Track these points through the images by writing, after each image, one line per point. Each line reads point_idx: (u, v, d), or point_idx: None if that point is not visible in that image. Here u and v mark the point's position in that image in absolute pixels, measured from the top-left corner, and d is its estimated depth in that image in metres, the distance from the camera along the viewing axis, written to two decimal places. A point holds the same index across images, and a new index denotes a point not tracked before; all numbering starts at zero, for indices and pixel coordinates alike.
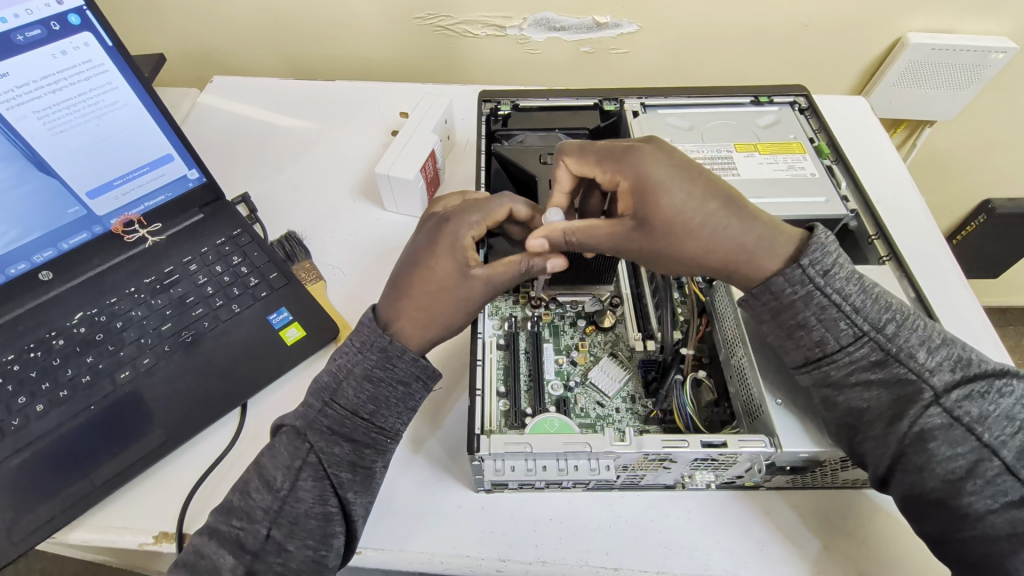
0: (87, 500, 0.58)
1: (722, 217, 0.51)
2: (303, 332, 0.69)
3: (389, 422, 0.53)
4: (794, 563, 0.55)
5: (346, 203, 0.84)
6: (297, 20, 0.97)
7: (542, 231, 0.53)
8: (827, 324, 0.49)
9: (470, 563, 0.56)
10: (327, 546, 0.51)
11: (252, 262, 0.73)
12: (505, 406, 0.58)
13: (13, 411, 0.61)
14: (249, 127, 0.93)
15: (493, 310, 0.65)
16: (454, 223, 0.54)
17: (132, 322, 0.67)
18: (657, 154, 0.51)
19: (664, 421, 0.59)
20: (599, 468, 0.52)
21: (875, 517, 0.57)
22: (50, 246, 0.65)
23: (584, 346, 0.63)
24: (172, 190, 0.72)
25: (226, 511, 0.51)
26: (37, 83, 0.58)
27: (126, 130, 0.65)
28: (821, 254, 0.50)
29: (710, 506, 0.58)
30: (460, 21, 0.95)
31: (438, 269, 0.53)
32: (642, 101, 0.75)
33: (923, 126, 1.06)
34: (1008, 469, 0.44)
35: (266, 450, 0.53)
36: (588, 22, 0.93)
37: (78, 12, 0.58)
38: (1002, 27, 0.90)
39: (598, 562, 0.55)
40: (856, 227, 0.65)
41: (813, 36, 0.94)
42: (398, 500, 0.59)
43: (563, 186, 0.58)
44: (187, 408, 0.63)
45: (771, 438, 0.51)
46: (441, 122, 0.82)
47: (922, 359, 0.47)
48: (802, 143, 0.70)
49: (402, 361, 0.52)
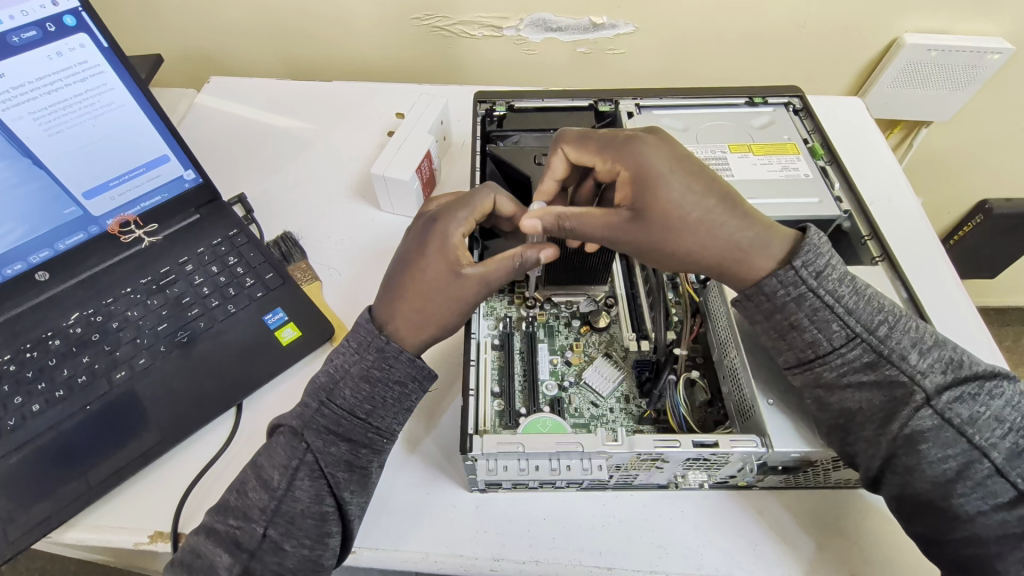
0: (83, 500, 0.58)
1: (720, 214, 0.51)
2: (298, 332, 0.69)
3: (384, 422, 0.53)
4: (787, 563, 0.55)
5: (343, 203, 0.84)
6: (294, 20, 0.98)
7: (536, 213, 0.53)
8: (819, 325, 0.49)
9: (465, 563, 0.56)
10: (323, 545, 0.51)
11: (248, 262, 0.73)
12: (500, 406, 0.58)
13: (10, 411, 0.61)
14: (246, 128, 0.93)
15: (487, 310, 0.65)
16: (444, 222, 0.54)
17: (129, 322, 0.67)
18: (659, 147, 0.52)
19: (658, 421, 0.59)
20: (592, 468, 0.53)
21: (868, 517, 0.57)
22: (46, 246, 0.65)
23: (578, 346, 0.64)
24: (169, 190, 0.72)
25: (221, 511, 0.51)
26: (32, 84, 0.58)
27: (122, 131, 0.65)
28: (814, 255, 0.50)
29: (703, 506, 0.58)
30: (457, 21, 0.95)
31: (429, 270, 0.53)
32: (637, 101, 0.76)
33: (920, 126, 1.07)
34: (998, 470, 0.45)
35: (262, 450, 0.53)
36: (585, 23, 0.94)
37: (74, 13, 0.58)
38: (997, 28, 0.90)
39: (592, 562, 0.56)
40: (850, 227, 0.66)
41: (809, 37, 0.94)
42: (393, 500, 0.59)
43: (557, 174, 0.58)
44: (183, 408, 0.64)
45: (763, 438, 0.51)
46: (438, 122, 0.83)
47: (914, 361, 0.47)
48: (796, 143, 0.70)
49: (398, 362, 0.52)
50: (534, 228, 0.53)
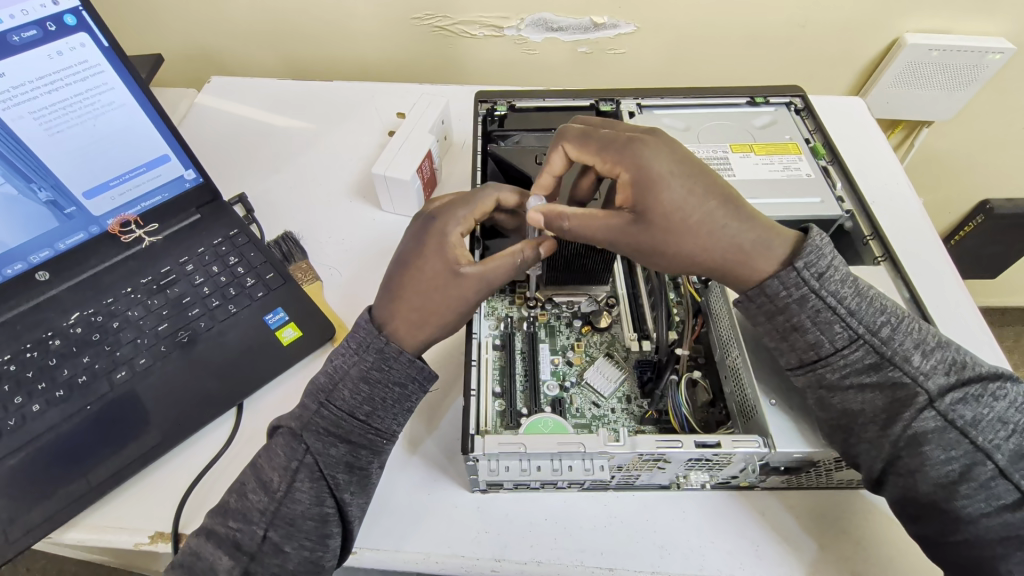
0: (84, 500, 0.58)
1: (721, 216, 0.51)
2: (299, 332, 0.69)
3: (384, 423, 0.53)
4: (788, 563, 0.55)
5: (344, 202, 0.84)
6: (295, 21, 0.98)
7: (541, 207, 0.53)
8: (822, 326, 0.49)
9: (466, 563, 0.56)
10: (323, 546, 0.51)
11: (249, 262, 0.73)
12: (501, 407, 0.58)
13: (10, 411, 0.61)
14: (247, 127, 0.93)
15: (489, 310, 0.65)
16: (442, 220, 0.54)
17: (129, 322, 0.67)
18: (660, 148, 0.51)
19: (660, 421, 0.59)
20: (593, 468, 0.52)
21: (869, 517, 0.57)
22: (46, 246, 0.65)
23: (580, 346, 0.63)
24: (169, 190, 0.72)
25: (221, 513, 0.51)
26: (32, 83, 0.58)
27: (121, 130, 0.65)
28: (816, 256, 0.50)
29: (704, 506, 0.58)
30: (457, 21, 0.95)
31: (428, 269, 0.53)
32: (638, 101, 0.76)
33: (921, 126, 1.06)
34: (1001, 472, 0.45)
35: (262, 451, 0.53)
36: (586, 22, 0.94)
37: (75, 13, 0.58)
38: (999, 28, 0.90)
39: (594, 562, 0.55)
40: (851, 227, 0.65)
41: (811, 37, 0.94)
42: (393, 501, 0.59)
43: (555, 169, 0.58)
44: (182, 408, 0.63)
45: (765, 438, 0.51)
46: (438, 121, 0.83)
47: (917, 362, 0.47)
48: (797, 143, 0.70)
49: (398, 362, 0.52)
50: (539, 220, 0.53)
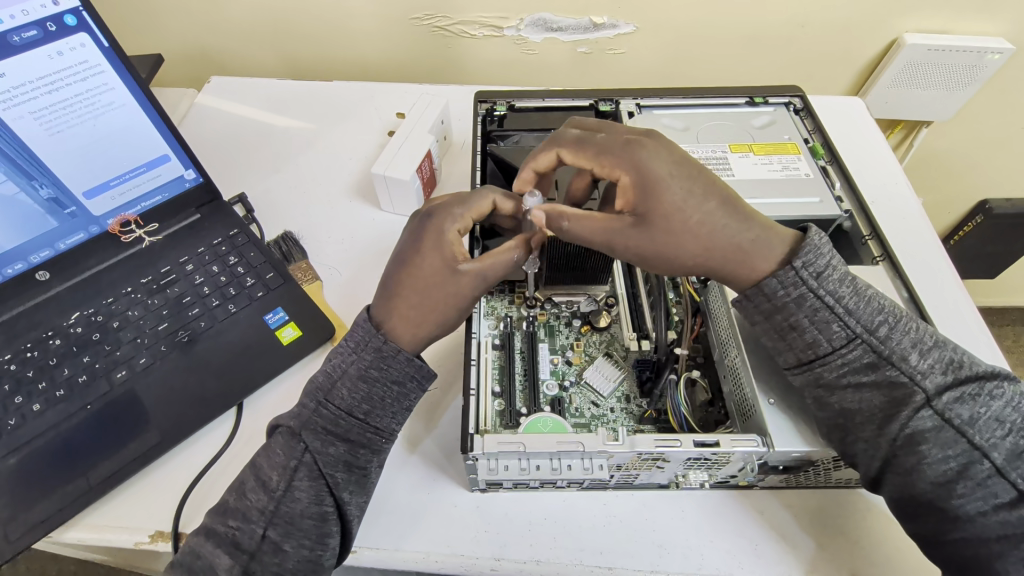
0: (84, 499, 0.58)
1: (720, 217, 0.51)
2: (299, 331, 0.69)
3: (384, 422, 0.53)
4: (786, 562, 0.55)
5: (343, 202, 0.84)
6: (295, 21, 0.98)
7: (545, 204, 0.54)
8: (819, 326, 0.49)
9: (465, 562, 0.56)
10: (323, 545, 0.51)
11: (248, 262, 0.73)
12: (500, 406, 0.58)
13: (10, 411, 0.61)
14: (247, 127, 0.93)
15: (488, 310, 0.65)
16: (438, 219, 0.54)
17: (129, 322, 0.67)
18: (660, 150, 0.51)
19: (658, 421, 0.59)
20: (592, 467, 0.53)
21: (867, 516, 0.57)
22: (46, 246, 0.65)
23: (579, 346, 0.63)
24: (169, 190, 0.72)
25: (221, 512, 0.51)
26: (32, 83, 0.58)
27: (121, 130, 0.65)
28: (814, 256, 0.50)
29: (703, 506, 0.58)
30: (457, 21, 0.95)
31: (426, 267, 0.53)
32: (637, 101, 0.76)
33: (920, 126, 1.07)
34: (998, 471, 0.45)
35: (261, 450, 0.53)
36: (585, 22, 0.94)
37: (75, 13, 0.58)
38: (998, 28, 0.90)
39: (593, 562, 0.56)
40: (850, 227, 0.66)
41: (810, 37, 0.94)
42: (393, 500, 0.59)
43: (539, 166, 0.58)
44: (182, 407, 0.64)
45: (763, 438, 0.51)
46: (438, 121, 0.83)
47: (914, 361, 0.47)
48: (796, 143, 0.70)
49: (397, 362, 0.52)
50: (542, 219, 0.54)
